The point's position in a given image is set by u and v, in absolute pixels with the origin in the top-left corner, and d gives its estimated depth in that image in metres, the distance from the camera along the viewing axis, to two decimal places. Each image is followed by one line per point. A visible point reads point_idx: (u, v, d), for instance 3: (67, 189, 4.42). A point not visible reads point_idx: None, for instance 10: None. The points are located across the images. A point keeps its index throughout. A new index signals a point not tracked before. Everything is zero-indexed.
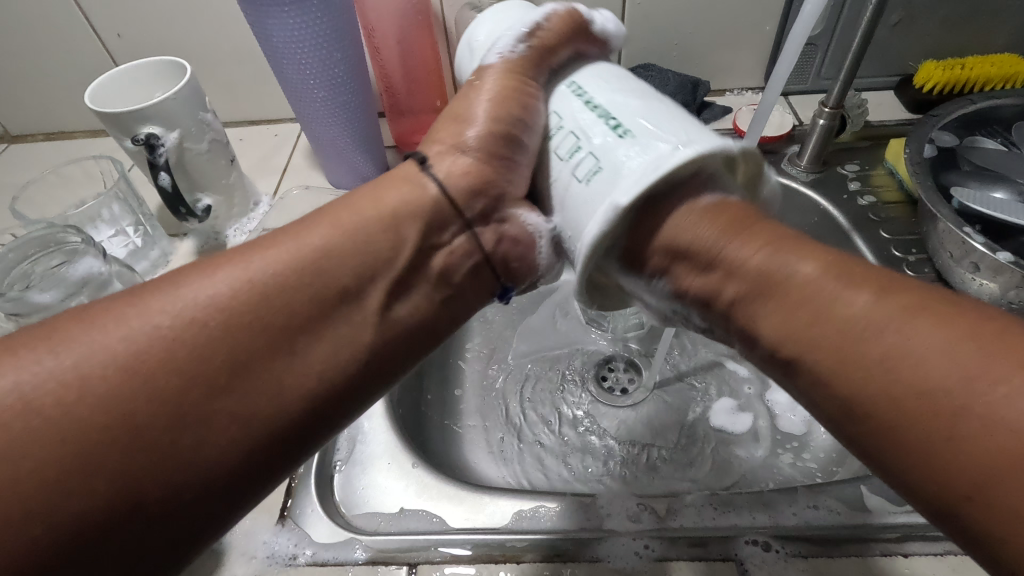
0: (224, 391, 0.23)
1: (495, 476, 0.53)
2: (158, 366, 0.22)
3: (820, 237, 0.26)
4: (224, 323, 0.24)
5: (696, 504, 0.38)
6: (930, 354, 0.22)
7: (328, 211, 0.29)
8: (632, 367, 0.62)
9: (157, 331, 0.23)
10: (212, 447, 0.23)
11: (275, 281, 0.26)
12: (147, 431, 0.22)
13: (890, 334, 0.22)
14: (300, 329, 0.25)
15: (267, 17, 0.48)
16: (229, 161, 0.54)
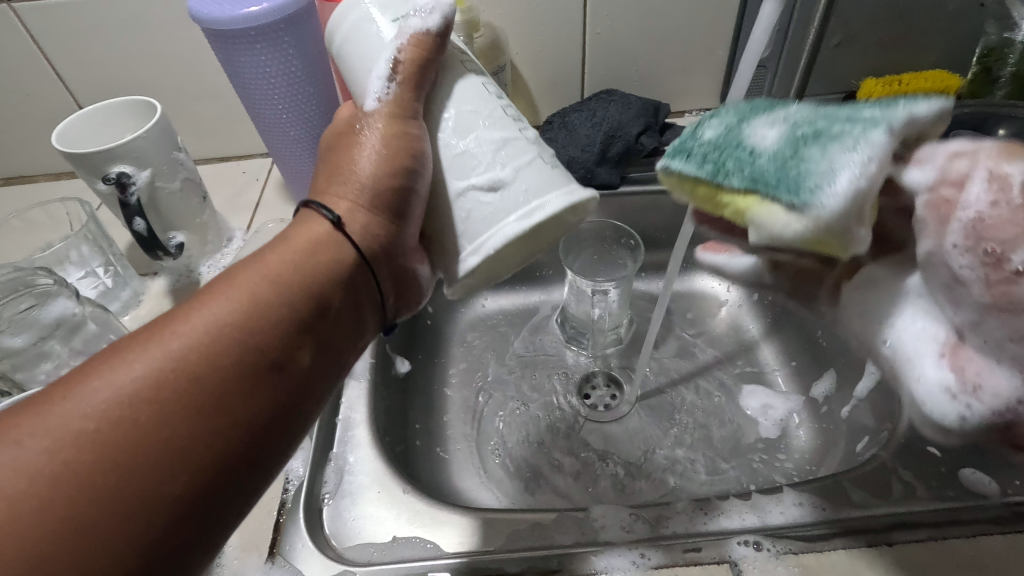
0: (167, 447, 0.23)
1: (484, 497, 0.53)
2: (82, 442, 0.22)
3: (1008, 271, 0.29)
4: (161, 391, 0.24)
5: (687, 511, 0.38)
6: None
7: (237, 275, 0.28)
8: (614, 383, 0.63)
9: (83, 408, 0.23)
10: (169, 481, 0.23)
11: (195, 330, 0.25)
12: (112, 480, 0.22)
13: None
14: (233, 367, 0.25)
15: (239, 54, 0.49)
16: (201, 199, 0.54)
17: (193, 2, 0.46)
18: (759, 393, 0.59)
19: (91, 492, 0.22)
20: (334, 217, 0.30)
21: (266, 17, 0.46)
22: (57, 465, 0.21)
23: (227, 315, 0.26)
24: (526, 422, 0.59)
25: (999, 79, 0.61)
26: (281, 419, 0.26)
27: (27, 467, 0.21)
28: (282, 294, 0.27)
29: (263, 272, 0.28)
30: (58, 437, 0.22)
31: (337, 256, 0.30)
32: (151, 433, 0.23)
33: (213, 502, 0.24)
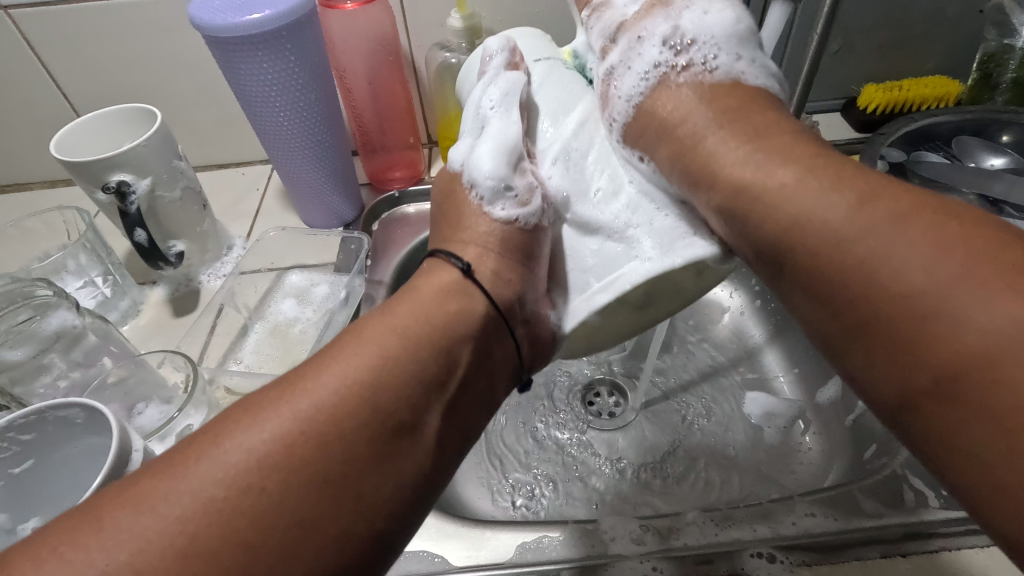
0: (291, 483, 0.24)
1: (490, 508, 0.53)
2: (202, 507, 0.23)
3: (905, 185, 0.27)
4: (279, 441, 0.25)
5: (698, 522, 0.38)
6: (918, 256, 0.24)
7: (350, 334, 0.30)
8: (617, 390, 0.63)
9: (195, 479, 0.24)
10: (289, 526, 0.23)
11: (350, 370, 0.28)
12: (256, 510, 0.23)
13: (873, 235, 0.26)
14: (397, 392, 0.28)
15: (240, 63, 0.48)
16: (202, 207, 0.53)
17: (194, 9, 0.46)
18: (762, 399, 0.59)
19: (229, 531, 0.23)
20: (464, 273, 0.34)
21: (268, 23, 0.46)
22: (189, 513, 0.23)
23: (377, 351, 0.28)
24: (546, 438, 0.58)
25: (998, 84, 0.61)
26: (416, 464, 0.27)
27: (156, 530, 0.22)
28: (450, 338, 0.30)
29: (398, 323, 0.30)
30: (173, 507, 0.23)
31: (468, 305, 0.32)
32: (285, 475, 0.24)
33: (362, 530, 0.25)
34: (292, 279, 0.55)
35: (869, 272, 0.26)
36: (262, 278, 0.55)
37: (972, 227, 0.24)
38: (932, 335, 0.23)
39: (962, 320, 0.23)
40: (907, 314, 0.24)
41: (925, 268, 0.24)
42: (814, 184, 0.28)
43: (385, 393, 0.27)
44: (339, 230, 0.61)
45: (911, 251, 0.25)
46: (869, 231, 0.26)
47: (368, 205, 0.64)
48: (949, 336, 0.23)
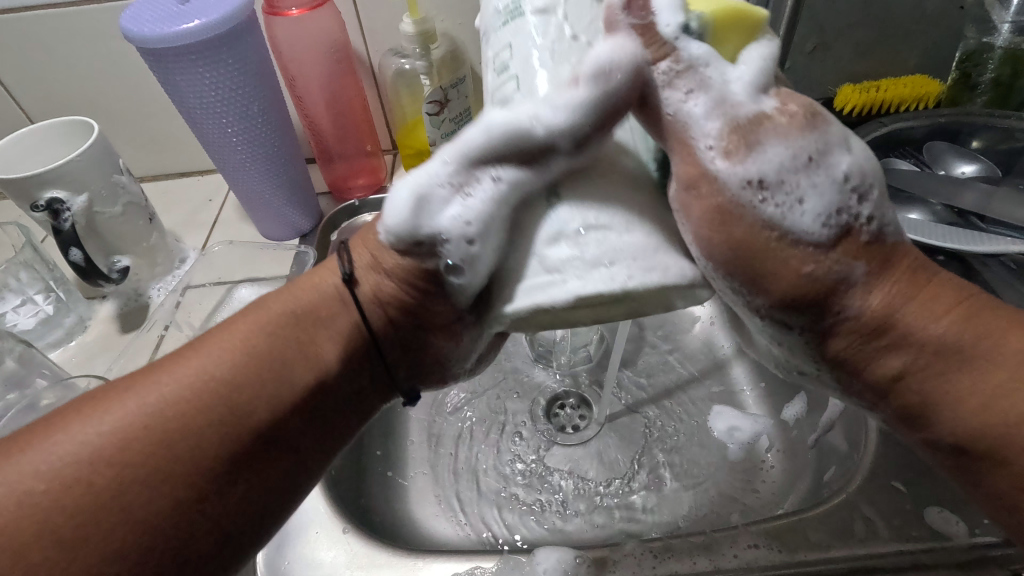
0: (177, 458, 0.25)
1: (444, 527, 0.52)
2: (80, 460, 0.25)
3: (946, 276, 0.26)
4: (167, 407, 0.26)
5: (636, 555, 0.36)
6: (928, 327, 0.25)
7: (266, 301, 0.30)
8: (583, 404, 0.61)
9: (100, 428, 0.25)
10: (168, 485, 0.25)
11: (226, 359, 0.27)
12: (127, 477, 0.25)
13: (967, 345, 0.25)
14: (266, 382, 0.27)
15: (179, 74, 0.47)
16: (148, 221, 0.52)
17: (126, 20, 0.44)
18: (728, 413, 0.57)
19: (95, 490, 0.24)
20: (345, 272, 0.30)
21: (203, 33, 0.45)
22: (47, 504, 0.24)
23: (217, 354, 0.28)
24: (507, 454, 0.57)
25: (978, 85, 0.59)
26: (294, 451, 0.28)
27: (46, 468, 0.24)
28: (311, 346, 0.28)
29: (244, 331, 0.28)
30: (49, 463, 0.25)
31: (336, 310, 0.29)
32: (143, 455, 0.25)
33: (224, 504, 0.26)
34: (240, 295, 0.53)
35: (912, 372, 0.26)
36: (207, 293, 0.53)
37: (975, 317, 0.25)
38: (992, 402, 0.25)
39: (981, 371, 0.25)
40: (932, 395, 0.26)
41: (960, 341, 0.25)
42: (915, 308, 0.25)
43: (266, 398, 0.27)
44: (295, 243, 0.59)
45: (937, 326, 0.25)
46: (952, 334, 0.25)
47: (327, 215, 0.62)
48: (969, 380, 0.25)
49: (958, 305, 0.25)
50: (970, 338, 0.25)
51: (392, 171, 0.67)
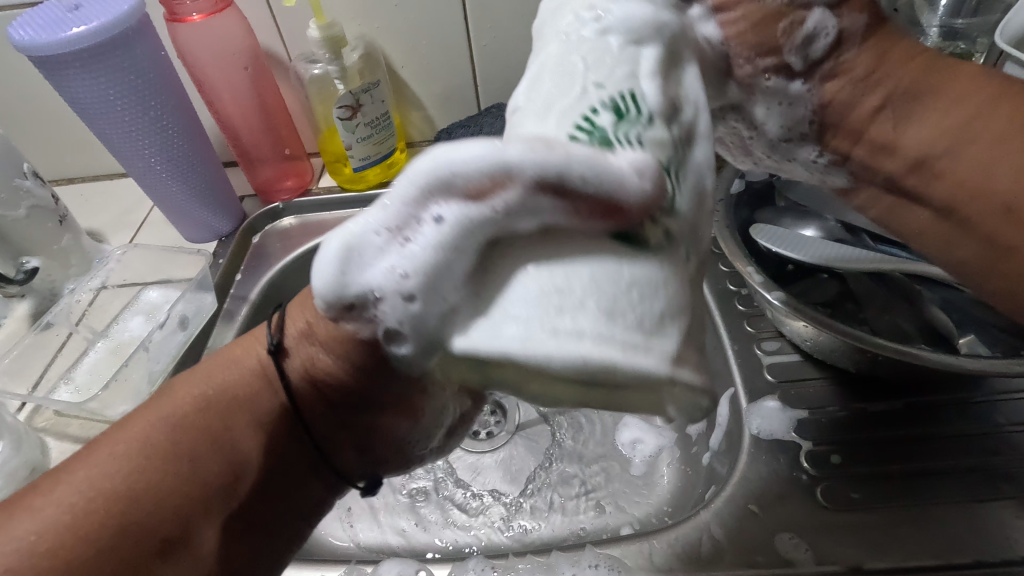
0: (169, 485, 0.27)
1: (339, 536, 0.51)
2: (75, 513, 0.26)
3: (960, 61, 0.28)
4: (161, 446, 0.27)
5: (476, 570, 0.37)
6: (979, 150, 0.27)
7: (227, 349, 0.31)
8: (500, 410, 0.59)
9: (75, 489, 0.26)
10: (147, 529, 0.26)
11: (207, 389, 0.29)
12: (134, 514, 0.26)
13: (958, 136, 0.27)
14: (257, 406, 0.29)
15: (74, 81, 0.48)
16: (59, 223, 0.53)
17: (15, 29, 0.45)
18: (636, 424, 0.56)
19: (83, 546, 0.25)
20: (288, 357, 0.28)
21: (88, 39, 0.45)
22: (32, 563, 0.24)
23: (214, 390, 0.29)
24: (415, 461, 0.56)
25: None
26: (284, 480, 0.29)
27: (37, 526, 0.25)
28: (280, 391, 0.29)
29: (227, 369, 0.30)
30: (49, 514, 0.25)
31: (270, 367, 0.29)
32: (156, 487, 0.27)
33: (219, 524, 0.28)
34: (148, 296, 0.54)
35: (990, 192, 0.27)
36: (121, 297, 0.54)
37: (1012, 96, 0.26)
38: (1011, 212, 0.27)
39: (961, 159, 0.27)
40: (977, 203, 0.27)
41: (1008, 173, 0.26)
42: (969, 145, 0.27)
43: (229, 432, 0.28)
44: (213, 245, 0.60)
45: (1005, 168, 0.26)
46: (958, 135, 0.27)
47: (247, 218, 0.63)
48: (959, 164, 0.27)
49: (995, 83, 0.27)
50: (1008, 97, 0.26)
51: (320, 175, 0.68)
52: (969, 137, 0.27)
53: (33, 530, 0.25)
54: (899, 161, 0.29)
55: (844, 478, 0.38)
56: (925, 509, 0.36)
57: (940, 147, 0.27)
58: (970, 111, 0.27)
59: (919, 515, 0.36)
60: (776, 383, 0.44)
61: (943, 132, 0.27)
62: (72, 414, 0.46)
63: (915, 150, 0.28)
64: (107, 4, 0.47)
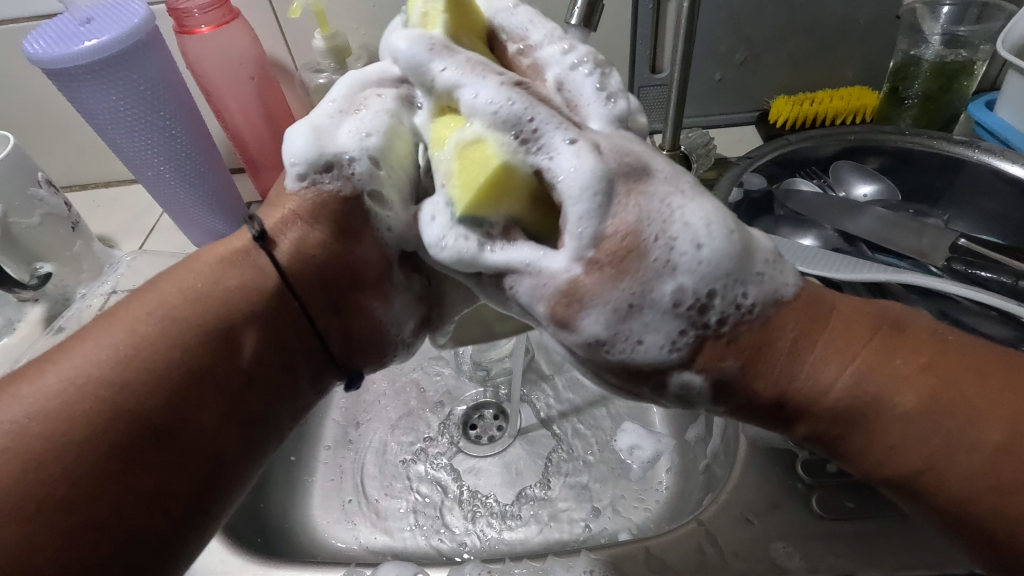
0: (155, 350, 0.28)
1: (342, 536, 0.52)
2: (59, 407, 0.26)
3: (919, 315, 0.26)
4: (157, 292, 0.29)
5: (472, 575, 0.37)
6: (949, 434, 0.23)
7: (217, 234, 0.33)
8: (501, 414, 0.60)
9: (60, 377, 0.26)
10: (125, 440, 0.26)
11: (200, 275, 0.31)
12: (127, 361, 0.27)
13: (922, 411, 0.24)
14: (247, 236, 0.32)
15: (85, 92, 0.49)
16: (71, 230, 0.55)
17: (29, 42, 0.47)
18: (634, 429, 0.57)
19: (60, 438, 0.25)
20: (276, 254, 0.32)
21: (99, 52, 0.47)
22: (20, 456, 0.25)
23: (198, 286, 0.30)
24: (419, 464, 0.57)
25: (907, 99, 0.56)
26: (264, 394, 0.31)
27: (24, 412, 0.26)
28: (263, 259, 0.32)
29: (204, 276, 0.31)
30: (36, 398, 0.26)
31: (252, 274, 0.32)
32: (147, 348, 0.28)
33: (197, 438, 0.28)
34: None
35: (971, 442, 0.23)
36: None
37: (951, 381, 0.24)
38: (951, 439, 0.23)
39: (883, 431, 0.25)
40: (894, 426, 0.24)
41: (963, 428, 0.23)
42: (811, 351, 0.25)
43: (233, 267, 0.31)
44: None
45: (834, 370, 0.25)
46: (923, 409, 0.24)
47: None
48: (879, 446, 0.25)
49: (933, 360, 0.24)
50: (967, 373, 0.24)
51: None
52: (941, 412, 0.24)
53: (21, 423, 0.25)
54: (858, 439, 0.25)
55: (837, 485, 0.38)
56: None
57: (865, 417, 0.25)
58: (863, 349, 0.25)
59: (910, 524, 0.36)
60: None
61: (791, 327, 0.26)
62: None
63: (824, 410, 0.25)
64: (117, 17, 0.48)
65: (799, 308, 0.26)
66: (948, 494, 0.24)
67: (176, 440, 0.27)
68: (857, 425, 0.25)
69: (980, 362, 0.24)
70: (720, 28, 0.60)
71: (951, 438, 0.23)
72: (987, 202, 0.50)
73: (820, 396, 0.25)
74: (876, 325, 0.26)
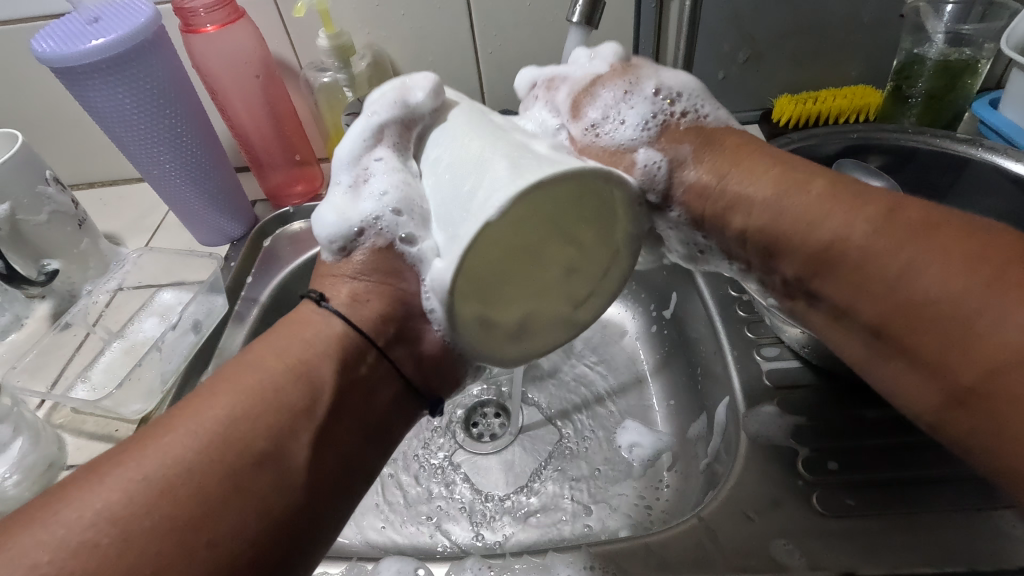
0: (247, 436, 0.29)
1: (346, 532, 0.52)
2: (154, 489, 0.26)
3: (917, 201, 0.31)
4: (246, 383, 0.31)
5: (473, 570, 0.37)
6: (938, 274, 0.28)
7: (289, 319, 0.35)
8: (503, 412, 0.60)
9: (154, 463, 0.27)
10: (228, 514, 0.27)
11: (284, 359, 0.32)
12: (225, 449, 0.28)
13: (919, 255, 0.29)
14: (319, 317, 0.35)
15: (94, 91, 0.49)
16: (77, 227, 0.55)
17: (38, 41, 0.47)
18: (635, 428, 0.57)
19: (163, 524, 0.26)
20: (333, 312, 0.35)
21: (107, 51, 0.47)
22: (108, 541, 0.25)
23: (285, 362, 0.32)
24: (421, 462, 0.57)
25: (911, 97, 0.56)
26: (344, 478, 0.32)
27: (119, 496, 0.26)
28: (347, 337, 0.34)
29: (271, 376, 0.32)
30: (126, 486, 0.26)
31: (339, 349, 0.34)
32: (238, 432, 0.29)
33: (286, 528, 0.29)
34: (162, 298, 0.56)
35: (932, 301, 0.28)
36: (137, 297, 0.56)
37: (894, 224, 0.30)
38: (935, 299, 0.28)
39: (903, 279, 0.29)
40: (922, 313, 0.29)
41: (963, 288, 0.28)
42: (838, 212, 0.32)
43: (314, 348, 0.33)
44: (226, 249, 0.62)
45: (836, 219, 0.32)
46: (919, 254, 0.29)
47: (258, 222, 0.64)
48: (968, 363, 0.27)
49: (883, 202, 0.31)
50: (930, 231, 0.30)
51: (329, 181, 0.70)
52: (930, 256, 0.29)
53: (113, 502, 0.26)
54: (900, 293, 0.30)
55: (838, 483, 0.38)
56: (916, 516, 0.36)
57: (898, 282, 0.29)
58: (886, 206, 0.31)
59: (909, 521, 0.36)
60: (775, 389, 0.44)
61: (772, 194, 0.34)
62: (87, 412, 0.48)
63: (805, 246, 0.33)
64: (125, 16, 0.49)
65: (776, 174, 0.35)
66: (989, 386, 0.27)
67: (303, 539, 0.29)
68: (786, 244, 0.34)
69: (958, 231, 0.29)
70: (723, 27, 0.60)
71: (969, 296, 0.27)
72: (989, 200, 0.50)
73: (806, 245, 0.33)
74: (893, 207, 0.31)
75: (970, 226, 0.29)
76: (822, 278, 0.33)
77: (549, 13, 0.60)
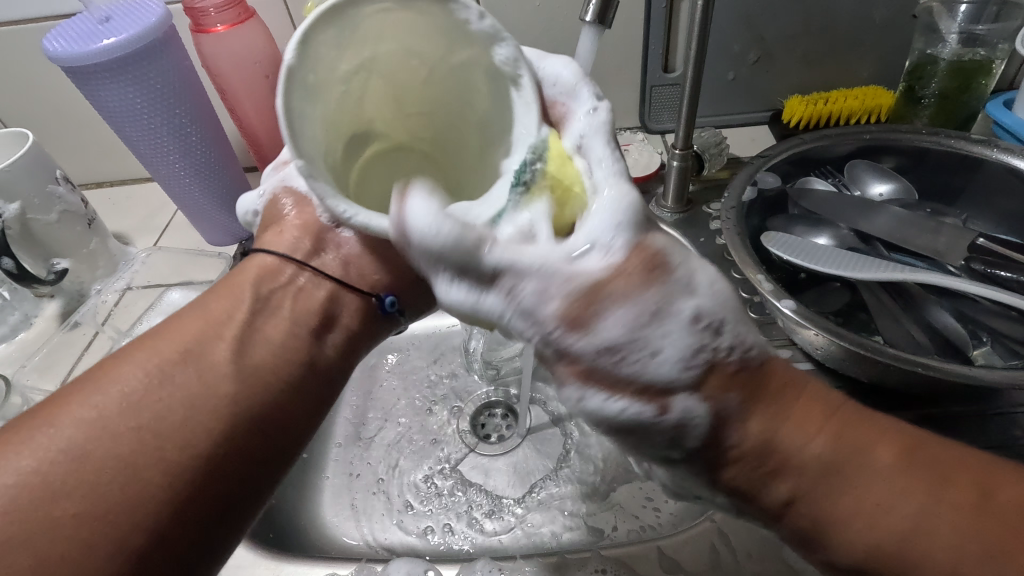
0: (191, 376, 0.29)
1: (353, 534, 0.52)
2: (91, 435, 0.27)
3: (841, 397, 0.28)
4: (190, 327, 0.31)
5: (483, 572, 0.37)
6: (889, 505, 0.26)
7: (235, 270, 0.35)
8: (511, 414, 0.60)
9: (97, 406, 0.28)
10: (167, 457, 0.27)
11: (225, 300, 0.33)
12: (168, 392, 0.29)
13: (837, 463, 0.26)
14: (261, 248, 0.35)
15: (104, 90, 0.49)
16: (87, 227, 0.55)
17: (50, 40, 0.47)
18: None
19: (102, 471, 0.26)
20: (265, 248, 0.35)
21: (118, 50, 0.47)
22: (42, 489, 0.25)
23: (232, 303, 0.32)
24: (428, 464, 0.56)
25: (924, 98, 0.56)
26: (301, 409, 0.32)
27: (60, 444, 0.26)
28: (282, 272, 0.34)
29: (215, 316, 0.32)
30: (65, 438, 0.27)
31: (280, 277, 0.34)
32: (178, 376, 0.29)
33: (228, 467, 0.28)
34: (171, 298, 0.55)
35: (887, 518, 0.26)
36: (146, 298, 0.56)
37: (913, 468, 0.26)
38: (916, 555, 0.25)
39: (862, 488, 0.26)
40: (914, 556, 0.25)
41: (911, 516, 0.25)
42: (790, 426, 0.27)
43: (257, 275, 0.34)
44: (234, 249, 0.62)
45: (880, 491, 0.26)
46: (837, 461, 0.26)
47: None
48: (849, 544, 0.26)
49: (899, 444, 0.27)
50: (917, 485, 0.26)
51: None
52: (932, 529, 0.25)
53: (57, 446, 0.26)
54: (838, 543, 0.26)
55: None
56: None
57: (857, 507, 0.26)
58: (828, 434, 0.27)
59: None
60: None
61: (760, 432, 0.27)
62: None
63: (802, 465, 0.27)
64: (136, 16, 0.49)
65: (766, 415, 0.27)
66: (895, 561, 0.25)
67: (248, 482, 0.29)
68: (820, 539, 0.27)
69: (915, 476, 0.26)
70: (733, 27, 0.59)
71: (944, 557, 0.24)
72: (1004, 202, 0.49)
73: (799, 483, 0.27)
74: (823, 407, 0.27)
75: (879, 431, 0.27)
76: (826, 545, 0.27)
77: (559, 13, 0.60)
